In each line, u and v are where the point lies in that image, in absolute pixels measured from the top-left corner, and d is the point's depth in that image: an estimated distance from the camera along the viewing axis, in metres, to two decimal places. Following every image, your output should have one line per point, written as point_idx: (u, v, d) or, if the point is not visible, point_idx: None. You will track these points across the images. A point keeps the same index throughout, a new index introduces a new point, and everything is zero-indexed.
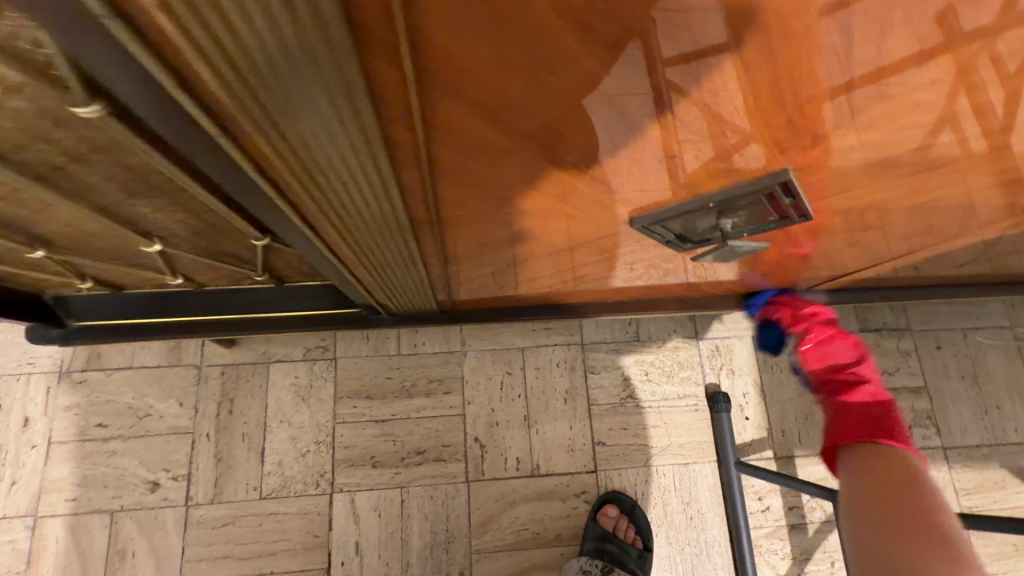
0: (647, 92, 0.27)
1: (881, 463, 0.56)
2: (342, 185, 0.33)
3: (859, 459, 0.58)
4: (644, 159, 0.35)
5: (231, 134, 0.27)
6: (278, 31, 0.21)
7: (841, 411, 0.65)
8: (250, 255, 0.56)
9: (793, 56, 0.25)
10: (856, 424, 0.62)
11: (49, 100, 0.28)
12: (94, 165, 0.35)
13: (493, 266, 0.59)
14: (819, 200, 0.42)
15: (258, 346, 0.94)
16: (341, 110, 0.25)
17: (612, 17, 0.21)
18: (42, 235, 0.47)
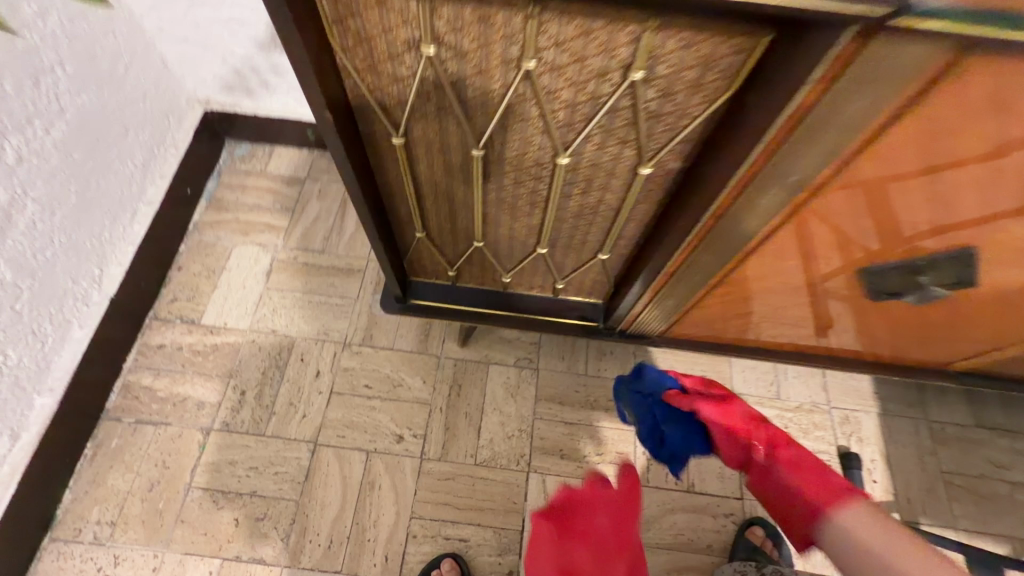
0: (928, 197, 0.53)
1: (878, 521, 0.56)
2: (747, 221, 0.59)
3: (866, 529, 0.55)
4: (897, 236, 0.60)
5: (721, 190, 0.55)
6: (800, 155, 0.49)
7: (801, 477, 0.62)
8: (573, 267, 0.86)
9: (995, 186, 0.51)
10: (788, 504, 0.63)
11: (620, 163, 0.60)
12: (587, 196, 0.66)
13: (732, 304, 0.85)
14: (984, 275, 0.67)
15: (482, 349, 1.23)
16: (792, 185, 0.53)
17: (931, 161, 0.48)
18: (489, 234, 0.79)
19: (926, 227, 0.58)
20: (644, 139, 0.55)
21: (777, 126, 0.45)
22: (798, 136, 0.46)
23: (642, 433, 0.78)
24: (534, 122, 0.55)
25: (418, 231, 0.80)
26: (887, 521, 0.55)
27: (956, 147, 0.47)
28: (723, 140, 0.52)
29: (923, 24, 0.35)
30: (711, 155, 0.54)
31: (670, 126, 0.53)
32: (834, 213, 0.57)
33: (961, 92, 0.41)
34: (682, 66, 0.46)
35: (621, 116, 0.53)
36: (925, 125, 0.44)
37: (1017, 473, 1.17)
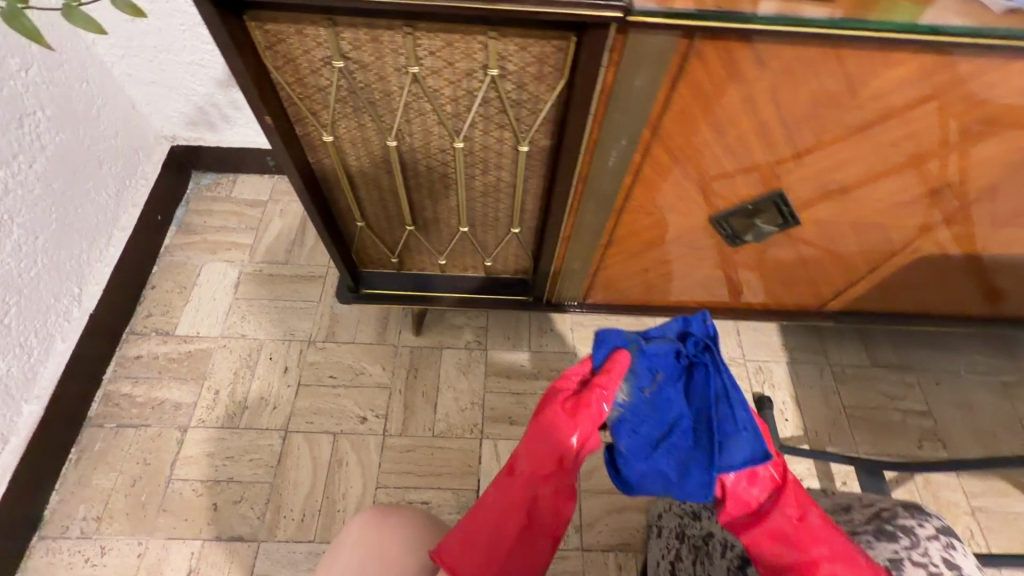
0: (727, 149, 0.72)
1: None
2: (604, 179, 0.77)
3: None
4: (721, 182, 0.78)
5: (577, 154, 0.73)
6: (620, 121, 0.67)
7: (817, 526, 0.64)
8: (494, 243, 1.02)
9: (769, 137, 0.69)
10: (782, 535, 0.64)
11: (504, 144, 0.77)
12: (487, 174, 0.83)
13: (629, 263, 1.02)
14: (802, 213, 0.85)
15: (435, 336, 1.37)
16: (625, 145, 0.71)
17: (714, 119, 0.67)
18: (418, 218, 0.95)
19: (739, 174, 0.77)
20: (515, 122, 0.72)
21: (597, 97, 0.64)
22: (614, 105, 0.64)
23: (627, 420, 0.73)
24: (430, 115, 0.72)
25: (359, 221, 0.95)
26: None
27: (728, 110, 0.65)
28: (569, 117, 0.69)
29: (650, 18, 0.53)
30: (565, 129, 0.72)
31: (532, 111, 0.71)
32: (667, 168, 0.75)
33: (709, 67, 0.59)
34: (525, 63, 0.64)
35: (493, 104, 0.70)
36: (697, 92, 0.63)
37: (908, 402, 1.35)
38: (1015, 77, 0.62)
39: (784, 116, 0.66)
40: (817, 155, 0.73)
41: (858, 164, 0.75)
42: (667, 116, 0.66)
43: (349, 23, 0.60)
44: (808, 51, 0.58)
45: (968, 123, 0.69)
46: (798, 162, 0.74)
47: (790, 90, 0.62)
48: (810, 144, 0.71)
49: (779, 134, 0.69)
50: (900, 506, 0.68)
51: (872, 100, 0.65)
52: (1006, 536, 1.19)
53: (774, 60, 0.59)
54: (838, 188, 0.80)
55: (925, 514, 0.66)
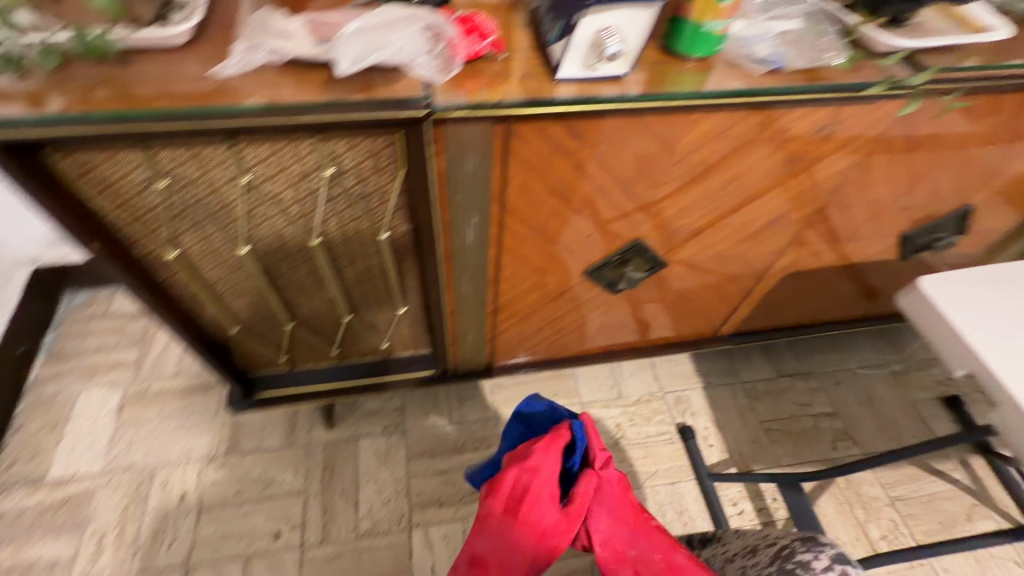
0: (575, 211, 0.75)
1: None
2: (470, 253, 0.78)
3: None
4: (581, 240, 0.82)
5: (437, 234, 0.74)
6: (468, 202, 0.69)
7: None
8: (385, 326, 1.00)
9: (609, 197, 0.74)
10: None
11: (366, 235, 0.77)
12: (355, 264, 0.82)
13: (521, 322, 1.02)
14: (666, 255, 0.90)
15: (349, 426, 1.30)
16: (479, 221, 0.72)
17: (554, 188, 0.70)
18: (296, 314, 0.91)
19: (595, 230, 0.80)
20: (367, 213, 0.72)
21: (435, 183, 0.65)
22: (453, 188, 0.66)
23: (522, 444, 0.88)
24: (278, 219, 0.71)
25: (233, 327, 0.89)
26: None
27: (563, 178, 0.69)
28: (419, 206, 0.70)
29: (460, 113, 0.55)
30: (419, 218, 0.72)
31: (382, 201, 0.71)
32: (526, 235, 0.78)
33: (532, 145, 0.63)
34: (359, 160, 0.65)
35: (340, 200, 0.70)
36: (529, 167, 0.66)
37: (816, 406, 1.42)
38: (804, 120, 0.70)
39: (616, 176, 0.71)
40: (661, 206, 0.78)
41: (700, 207, 0.81)
42: (512, 191, 0.69)
43: (163, 145, 0.58)
44: (618, 123, 0.62)
45: (780, 161, 0.76)
46: (645, 213, 0.79)
47: (613, 154, 0.67)
48: (650, 196, 0.76)
49: (618, 192, 0.74)
50: (796, 539, 0.61)
51: (690, 154, 0.70)
52: (927, 521, 1.25)
53: (589, 133, 0.63)
54: (691, 229, 0.85)
55: (821, 543, 0.60)
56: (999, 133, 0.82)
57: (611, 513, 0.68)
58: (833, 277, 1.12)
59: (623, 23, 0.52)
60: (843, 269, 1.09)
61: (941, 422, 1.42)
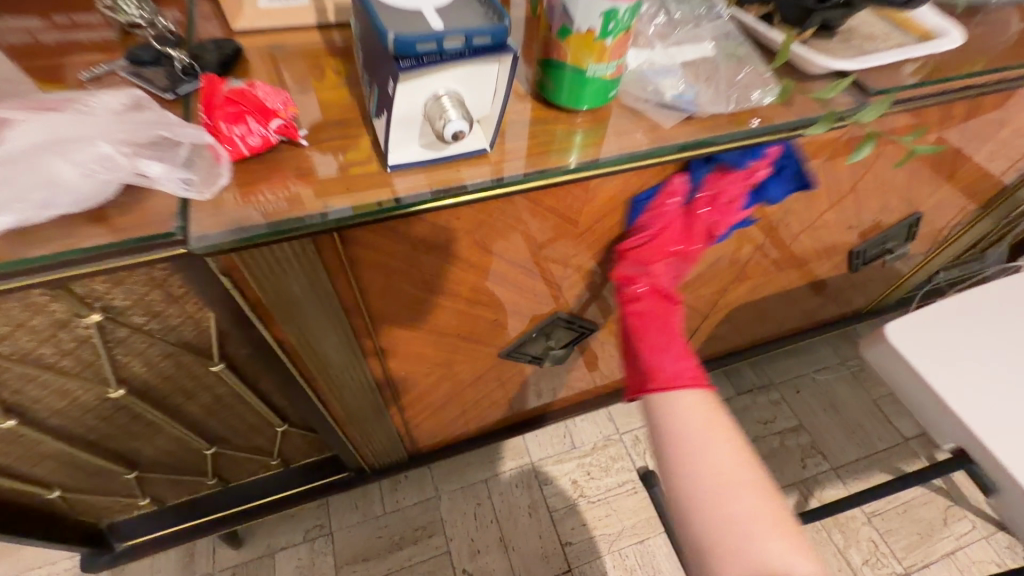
0: (469, 299, 0.59)
1: (703, 421, 0.54)
2: (346, 369, 0.61)
3: (696, 414, 0.54)
4: (489, 325, 0.66)
5: (291, 358, 0.56)
6: (317, 322, 0.51)
7: (669, 348, 0.57)
8: (270, 443, 0.81)
9: (508, 277, 0.58)
10: (656, 346, 0.57)
11: (196, 367, 0.57)
12: (196, 397, 0.63)
13: (437, 411, 0.85)
14: (595, 318, 0.75)
15: (263, 540, 1.09)
16: (343, 337, 0.55)
17: (433, 283, 0.54)
18: (136, 458, 0.70)
19: (502, 314, 0.65)
20: (182, 348, 0.53)
21: (256, 312, 0.48)
22: (287, 314, 0.49)
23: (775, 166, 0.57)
24: (48, 377, 0.50)
25: (50, 492, 0.68)
26: (719, 439, 0.53)
27: (439, 272, 0.53)
28: (253, 339, 0.51)
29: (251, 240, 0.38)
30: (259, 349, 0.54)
31: (197, 331, 0.52)
32: (412, 335, 0.61)
33: (381, 248, 0.47)
34: (138, 295, 0.45)
35: (135, 341, 0.50)
36: (388, 271, 0.50)
37: (780, 422, 1.33)
38: None
39: (511, 258, 0.56)
40: (577, 275, 0.64)
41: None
42: (375, 297, 0.52)
43: None
44: (496, 204, 0.47)
45: None
46: (559, 284, 0.64)
47: (498, 237, 0.52)
48: (561, 268, 0.61)
49: (518, 271, 0.58)
50: None
51: (599, 220, 0.56)
52: (906, 535, 1.18)
53: (459, 220, 0.47)
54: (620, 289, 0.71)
55: None
56: (947, 139, 0.72)
57: (684, 261, 0.60)
58: (784, 298, 1.02)
59: (466, 88, 0.37)
60: (793, 290, 0.99)
61: (904, 418, 1.36)
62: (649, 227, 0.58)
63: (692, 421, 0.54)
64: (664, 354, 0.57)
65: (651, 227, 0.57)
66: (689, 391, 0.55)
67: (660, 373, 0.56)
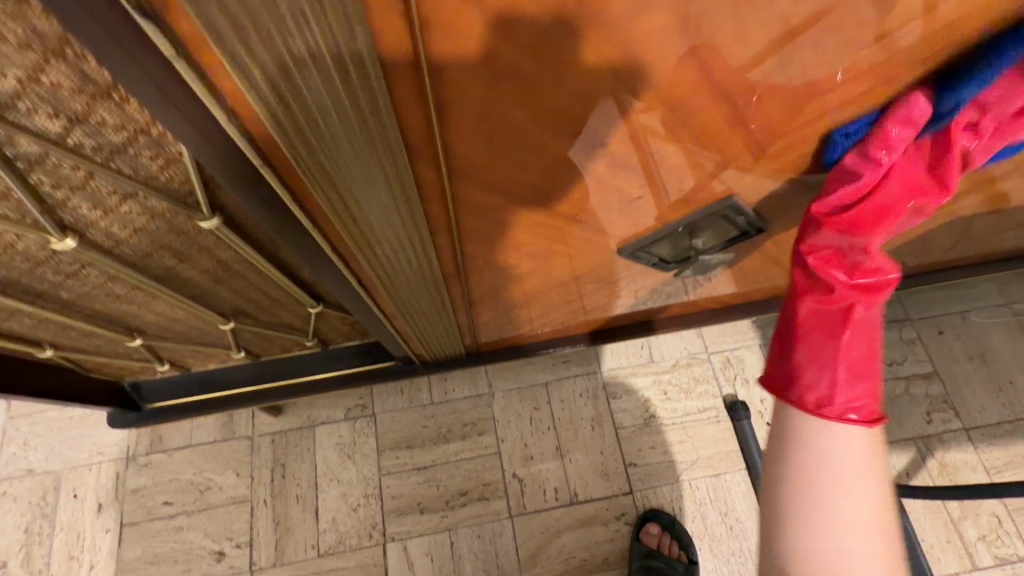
0: (610, 151, 0.35)
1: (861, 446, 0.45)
2: (400, 250, 0.39)
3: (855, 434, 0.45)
4: (620, 202, 0.42)
5: (318, 225, 0.35)
6: (358, 166, 0.28)
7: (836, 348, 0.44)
8: (303, 322, 0.65)
9: (688, 117, 0.32)
10: (821, 360, 0.45)
11: (180, 219, 0.38)
12: (193, 261, 0.44)
13: (509, 309, 0.65)
14: (769, 213, 0.49)
15: (304, 411, 1.01)
16: (398, 200, 0.32)
17: (564, 112, 0.29)
18: (137, 325, 0.56)
19: (649, 190, 0.41)
20: (144, 185, 0.33)
21: (242, 129, 0.25)
22: (301, 141, 0.26)
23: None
24: None
25: (43, 352, 0.56)
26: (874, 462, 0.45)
27: (583, 91, 0.28)
28: (251, 187, 0.30)
29: None
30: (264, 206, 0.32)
31: (162, 155, 0.31)
32: (504, 204, 0.38)
33: (489, 10, 0.22)
34: (23, 70, 0.24)
35: (60, 166, 0.30)
36: (493, 71, 0.25)
37: (909, 366, 1.09)
38: None
39: (713, 82, 0.30)
40: (791, 140, 0.38)
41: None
42: (460, 130, 0.28)
43: None
44: None
45: None
46: (757, 145, 0.37)
47: (714, 26, 0.26)
48: (779, 120, 0.35)
49: (710, 113, 0.33)
50: None
51: (902, 24, 0.29)
52: None
53: None
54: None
55: None
56: None
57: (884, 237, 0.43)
58: (1007, 212, 0.71)
59: None
60: None
61: None
62: (862, 169, 0.39)
63: (853, 461, 0.45)
64: (833, 368, 0.44)
65: (857, 178, 0.40)
66: (861, 427, 0.45)
67: (819, 394, 0.45)
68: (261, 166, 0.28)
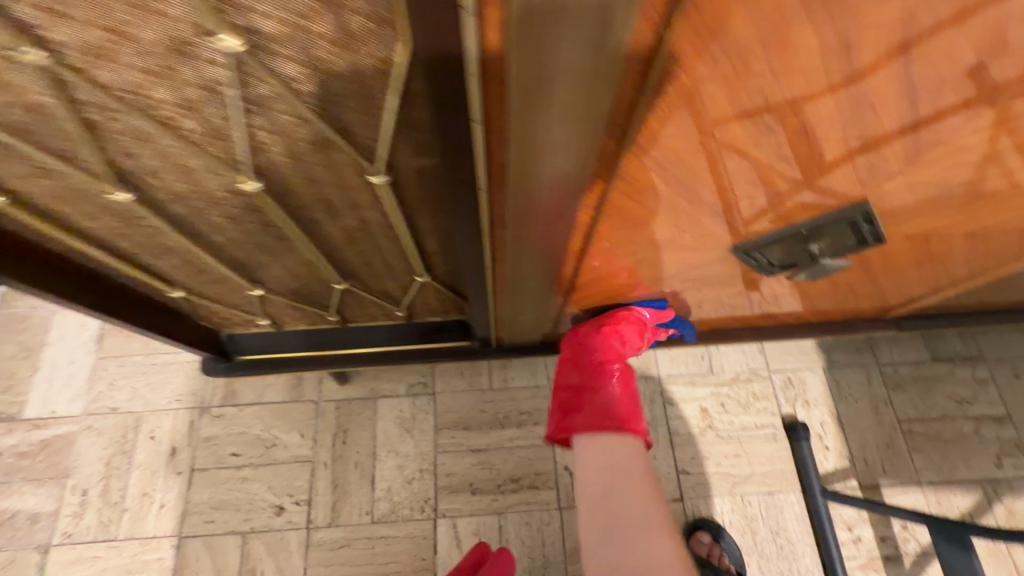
0: (773, 143, 0.36)
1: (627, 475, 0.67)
2: (545, 225, 0.42)
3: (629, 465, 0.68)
4: (757, 197, 0.43)
5: (490, 184, 0.38)
6: (559, 135, 0.31)
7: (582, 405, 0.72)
8: (401, 292, 0.68)
9: (858, 118, 0.34)
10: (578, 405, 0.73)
11: (350, 175, 0.41)
12: (338, 218, 0.48)
13: (600, 299, 0.67)
14: (890, 226, 0.50)
15: (368, 383, 1.05)
16: (572, 173, 0.35)
17: (752, 96, 0.32)
18: (261, 276, 0.60)
19: (791, 186, 0.42)
20: (339, 136, 0.36)
21: (480, 74, 0.28)
22: (522, 101, 0.29)
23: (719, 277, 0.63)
24: (164, 144, 0.35)
25: (173, 292, 0.60)
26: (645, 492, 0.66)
27: (783, 75, 0.30)
28: (458, 136, 0.33)
29: None
30: (454, 161, 0.36)
31: (367, 109, 0.34)
32: (653, 180, 0.40)
33: None
34: (295, 17, 0.27)
35: (278, 111, 0.33)
36: (716, 44, 0.28)
37: (979, 407, 1.05)
38: None
39: (911, 82, 0.31)
40: (949, 148, 0.38)
41: (1022, 154, 0.40)
42: (653, 96, 0.32)
43: None
44: None
45: None
46: (910, 152, 0.38)
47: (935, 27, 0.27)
48: (945, 127, 0.36)
49: (890, 115, 0.34)
50: None
51: None
52: None
53: None
54: (971, 188, 0.45)
55: None
56: None
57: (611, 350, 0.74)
58: None
59: None
60: None
61: None
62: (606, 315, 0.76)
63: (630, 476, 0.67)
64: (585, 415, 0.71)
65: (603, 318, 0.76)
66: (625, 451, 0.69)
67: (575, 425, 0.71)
68: (477, 118, 0.31)
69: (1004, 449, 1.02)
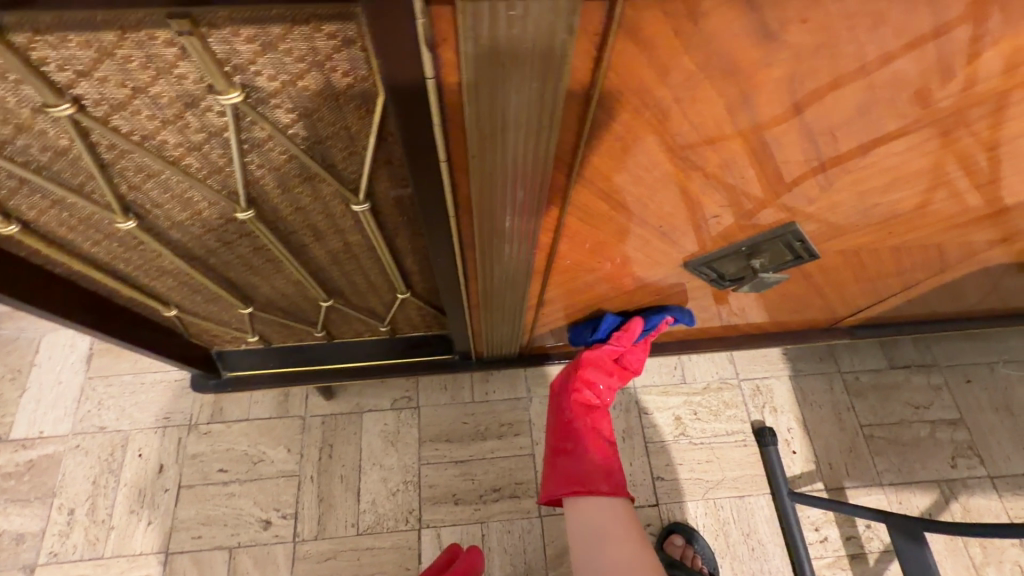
0: (701, 174, 0.42)
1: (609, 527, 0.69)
2: (511, 245, 0.47)
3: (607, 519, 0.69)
4: (697, 219, 0.49)
5: (457, 211, 0.43)
6: (514, 169, 0.37)
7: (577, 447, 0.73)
8: (384, 309, 0.72)
9: (768, 152, 0.40)
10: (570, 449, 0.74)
11: (336, 203, 0.46)
12: (324, 241, 0.52)
13: (570, 312, 0.72)
14: (821, 243, 0.56)
15: (353, 398, 1.08)
16: (528, 200, 0.41)
17: (675, 139, 0.38)
18: (251, 295, 0.64)
19: (725, 210, 0.48)
20: (325, 169, 0.41)
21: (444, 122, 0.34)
22: (480, 143, 0.35)
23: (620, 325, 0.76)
24: (170, 178, 0.40)
25: (167, 311, 0.63)
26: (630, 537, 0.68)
27: (699, 121, 0.36)
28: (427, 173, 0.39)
29: None
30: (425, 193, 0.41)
31: (350, 148, 0.39)
32: (604, 209, 0.46)
33: (652, 60, 0.31)
34: (288, 75, 0.32)
35: (271, 150, 0.38)
36: (640, 100, 0.34)
37: (935, 411, 1.11)
38: None
39: (804, 121, 0.37)
40: (857, 175, 0.45)
41: (918, 179, 0.47)
42: (593, 143, 0.38)
43: None
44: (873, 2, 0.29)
45: None
46: (822, 179, 0.44)
47: (816, 78, 0.34)
48: (846, 157, 0.42)
49: (795, 149, 0.40)
50: None
51: (964, 85, 0.36)
52: None
53: (793, 28, 0.30)
54: (884, 208, 0.51)
55: None
56: None
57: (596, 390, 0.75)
58: None
59: None
60: None
61: None
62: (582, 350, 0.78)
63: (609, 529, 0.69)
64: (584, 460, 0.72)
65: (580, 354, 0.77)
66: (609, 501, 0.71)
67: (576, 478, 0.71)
68: (443, 157, 0.37)
69: (959, 450, 1.08)
